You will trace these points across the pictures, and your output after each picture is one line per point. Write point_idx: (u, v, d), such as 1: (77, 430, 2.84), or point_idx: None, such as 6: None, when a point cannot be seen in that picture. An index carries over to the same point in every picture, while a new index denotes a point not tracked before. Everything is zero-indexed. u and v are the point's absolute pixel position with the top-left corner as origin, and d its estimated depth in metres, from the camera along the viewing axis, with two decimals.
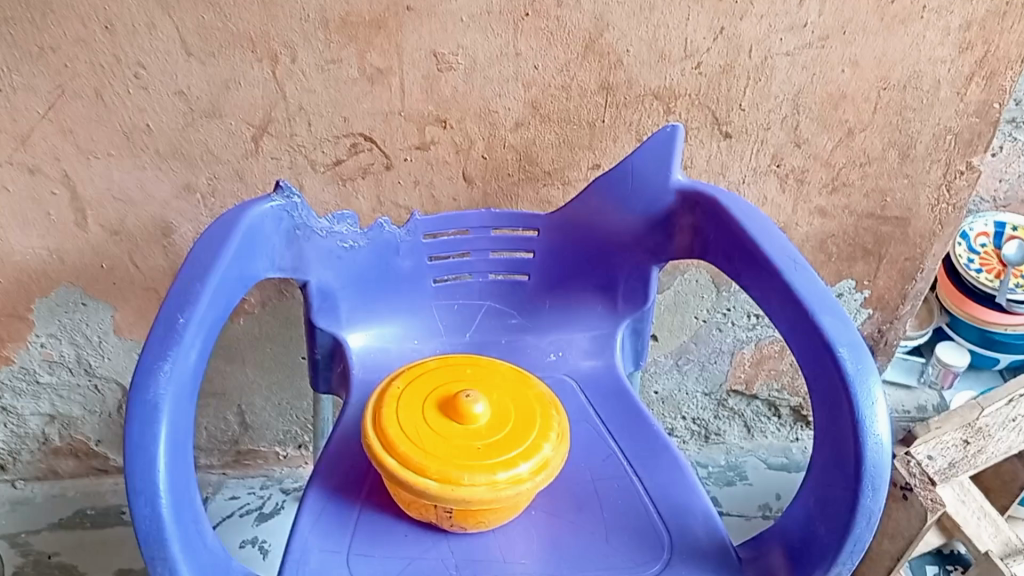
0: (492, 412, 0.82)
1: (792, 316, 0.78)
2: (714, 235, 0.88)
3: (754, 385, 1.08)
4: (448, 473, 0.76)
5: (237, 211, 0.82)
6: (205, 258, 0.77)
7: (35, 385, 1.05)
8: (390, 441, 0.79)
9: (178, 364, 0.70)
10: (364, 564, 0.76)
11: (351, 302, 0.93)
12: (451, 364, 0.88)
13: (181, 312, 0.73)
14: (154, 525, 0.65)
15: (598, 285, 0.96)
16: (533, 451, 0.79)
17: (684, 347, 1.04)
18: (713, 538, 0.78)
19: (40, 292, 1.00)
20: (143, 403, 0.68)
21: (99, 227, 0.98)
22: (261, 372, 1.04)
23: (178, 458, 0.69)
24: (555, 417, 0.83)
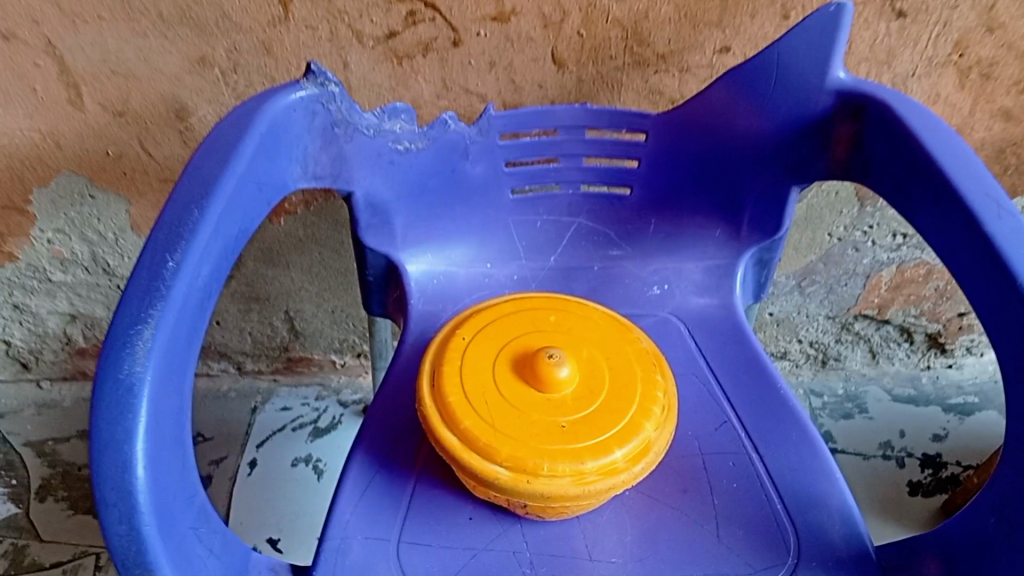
0: (581, 376, 0.61)
1: (988, 281, 0.55)
2: (884, 151, 0.66)
3: (887, 310, 0.97)
4: (523, 458, 0.56)
5: (253, 104, 0.61)
6: (207, 167, 0.56)
7: (48, 283, 0.93)
8: (451, 409, 0.59)
9: (168, 320, 0.47)
10: (418, 556, 0.56)
11: (407, 217, 0.74)
12: (530, 309, 0.67)
13: (171, 248, 0.50)
14: (134, 548, 0.42)
15: (717, 204, 0.76)
16: (633, 433, 0.57)
17: (812, 268, 0.93)
18: (852, 543, 0.57)
19: (38, 181, 0.84)
20: (115, 378, 0.44)
21: (99, 106, 0.79)
22: (309, 278, 0.91)
23: (165, 452, 0.46)
24: (662, 384, 0.62)
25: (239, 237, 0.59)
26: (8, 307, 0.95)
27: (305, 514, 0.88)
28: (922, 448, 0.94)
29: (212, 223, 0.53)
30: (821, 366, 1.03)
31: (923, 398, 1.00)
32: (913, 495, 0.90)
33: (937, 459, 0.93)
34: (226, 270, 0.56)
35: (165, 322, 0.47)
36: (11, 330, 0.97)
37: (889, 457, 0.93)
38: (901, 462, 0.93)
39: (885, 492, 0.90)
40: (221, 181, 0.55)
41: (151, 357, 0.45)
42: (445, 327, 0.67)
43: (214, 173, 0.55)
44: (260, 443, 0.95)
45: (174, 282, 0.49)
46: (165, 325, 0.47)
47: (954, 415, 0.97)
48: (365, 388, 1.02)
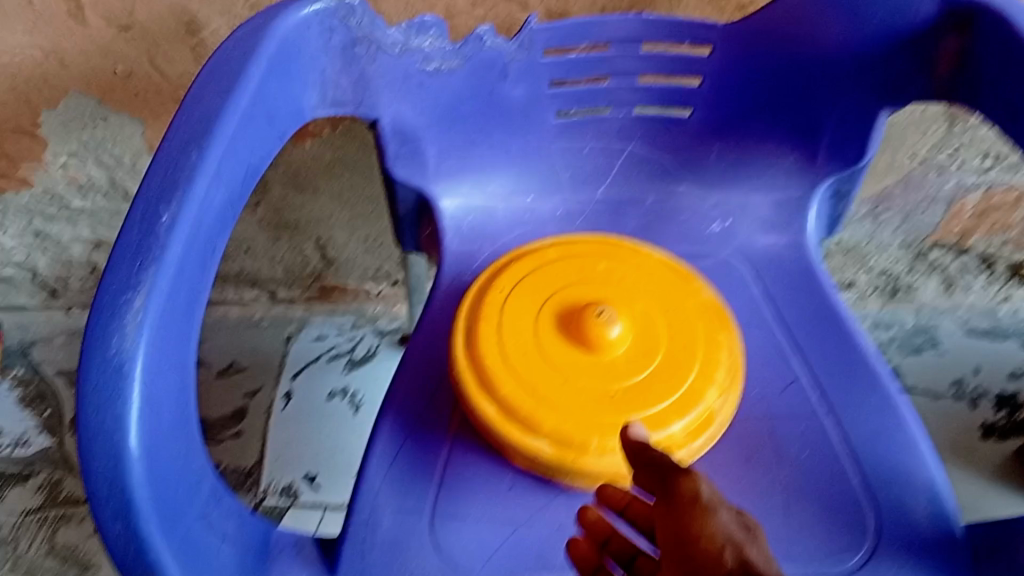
0: (635, 337, 0.55)
1: None
2: (997, 70, 0.55)
3: (970, 238, 0.89)
4: (570, 433, 0.51)
5: (258, 24, 0.53)
6: (207, 102, 0.49)
7: (68, 210, 0.89)
8: (489, 376, 0.53)
9: (162, 286, 0.43)
10: (454, 531, 0.53)
11: (439, 145, 0.66)
12: (576, 254, 0.60)
13: (165, 200, 0.45)
14: (134, 549, 0.39)
15: (792, 128, 0.66)
16: (693, 404, 0.52)
17: (888, 192, 0.84)
18: (939, 525, 0.52)
19: (45, 103, 0.78)
20: (103, 357, 0.40)
21: (103, 20, 0.72)
22: (340, 205, 0.86)
23: (166, 434, 0.42)
24: (727, 343, 0.56)
25: (249, 179, 0.53)
26: (29, 235, 0.92)
27: (345, 450, 0.86)
28: (998, 387, 0.88)
29: (212, 168, 0.47)
30: (890, 296, 0.95)
31: (1000, 331, 0.93)
32: (986, 439, 0.84)
33: (1014, 399, 0.87)
34: (234, 220, 0.51)
35: (159, 289, 0.42)
36: (34, 258, 0.95)
37: (962, 397, 0.87)
38: (974, 403, 0.87)
39: (956, 435, 0.85)
40: (222, 117, 0.49)
41: (143, 332, 0.41)
42: (480, 274, 0.60)
43: (213, 109, 0.49)
44: (295, 374, 0.92)
45: (168, 242, 0.44)
46: (158, 293, 0.42)
47: None
48: (401, 317, 0.98)
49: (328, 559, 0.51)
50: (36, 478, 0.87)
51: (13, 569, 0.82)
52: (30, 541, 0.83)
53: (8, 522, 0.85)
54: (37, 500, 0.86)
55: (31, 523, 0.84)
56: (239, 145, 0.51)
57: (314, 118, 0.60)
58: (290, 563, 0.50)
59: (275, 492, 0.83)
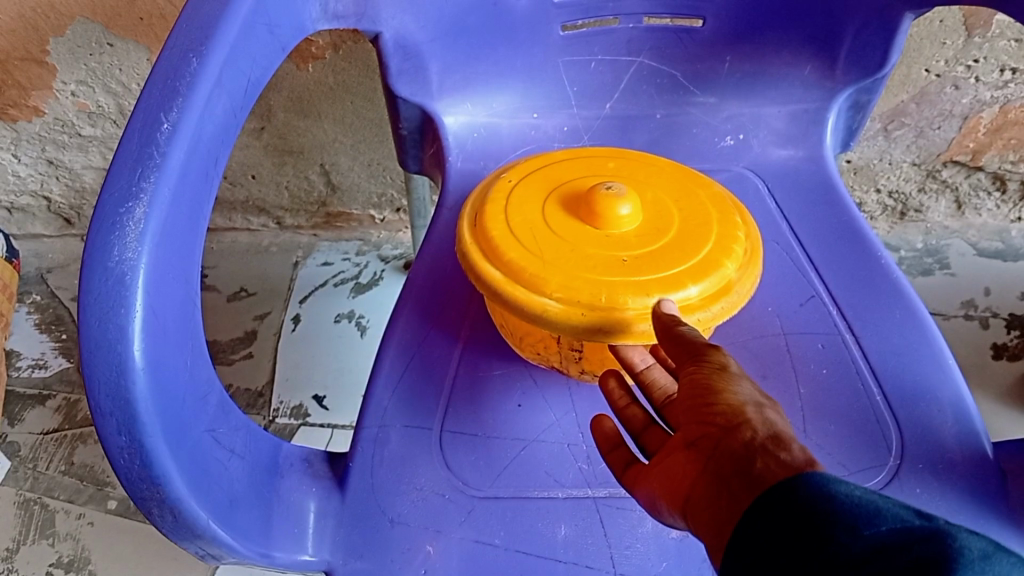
0: (647, 215, 0.50)
1: None
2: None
3: (982, 157, 0.87)
4: (578, 288, 0.46)
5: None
6: (207, 11, 0.46)
7: (78, 138, 0.90)
8: (493, 243, 0.49)
9: (164, 195, 0.40)
10: (463, 449, 0.53)
11: (444, 60, 0.64)
12: (586, 158, 0.57)
13: (165, 109, 0.42)
14: (139, 463, 0.37)
15: (807, 36, 0.64)
16: (711, 269, 0.47)
17: (902, 109, 0.83)
18: (966, 442, 0.48)
19: (51, 31, 0.78)
20: (103, 267, 0.37)
21: None
22: (342, 130, 0.87)
23: (169, 349, 0.40)
24: (745, 226, 0.51)
25: (249, 93, 0.51)
26: (43, 163, 0.93)
27: (354, 372, 0.87)
28: (1010, 308, 0.86)
29: (212, 78, 0.44)
30: (899, 218, 0.95)
31: (1013, 253, 0.91)
32: (997, 359, 0.82)
33: None
34: (235, 134, 0.48)
35: (160, 199, 0.39)
36: (49, 186, 0.96)
37: (972, 318, 0.85)
38: (985, 324, 0.85)
39: (963, 354, 0.83)
40: (222, 26, 0.46)
41: (145, 242, 0.38)
42: (488, 178, 0.57)
43: (213, 19, 0.46)
44: (303, 299, 0.94)
45: (168, 151, 0.41)
46: (160, 202, 0.39)
47: None
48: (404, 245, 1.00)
49: (336, 474, 0.53)
50: (54, 399, 0.90)
51: (31, 488, 0.84)
52: (49, 460, 0.86)
53: (27, 441, 0.87)
54: (55, 421, 0.89)
55: (49, 442, 0.87)
56: (240, 54, 0.48)
57: (316, 32, 0.57)
58: (301, 477, 0.51)
59: (285, 412, 0.84)
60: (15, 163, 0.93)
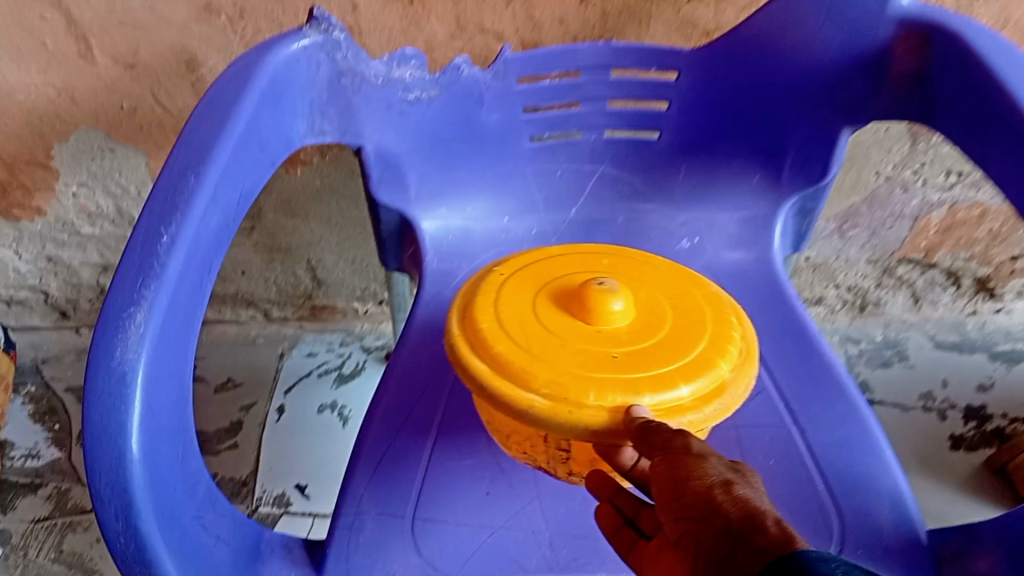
0: (639, 313, 0.48)
1: None
2: (954, 89, 0.58)
3: (935, 254, 0.92)
4: (566, 385, 0.43)
5: (251, 58, 0.54)
6: (203, 131, 0.49)
7: (77, 237, 0.95)
8: (482, 335, 0.46)
9: (163, 301, 0.43)
10: (434, 537, 0.55)
11: (421, 168, 0.68)
12: (580, 252, 0.55)
13: (165, 222, 0.45)
14: (134, 547, 0.39)
15: (754, 148, 0.70)
16: (703, 369, 0.44)
17: (854, 210, 0.88)
18: (904, 531, 0.51)
19: (57, 137, 0.84)
20: (106, 367, 0.40)
21: (110, 59, 0.77)
22: (328, 228, 0.92)
23: (164, 441, 0.42)
24: (739, 326, 0.49)
25: (242, 204, 0.54)
26: (43, 260, 0.98)
27: (335, 461, 0.90)
28: (966, 399, 0.89)
29: (212, 191, 0.48)
30: (859, 312, 0.99)
31: (968, 344, 0.95)
32: (955, 449, 0.84)
33: (982, 412, 0.87)
34: (228, 242, 0.52)
35: (160, 304, 0.42)
36: (47, 281, 1.00)
37: (930, 409, 0.88)
38: (942, 415, 0.87)
39: (925, 444, 0.85)
40: (219, 144, 0.49)
41: (145, 344, 0.41)
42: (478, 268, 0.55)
43: (210, 138, 0.49)
44: (287, 390, 0.97)
45: (169, 260, 0.44)
46: (159, 307, 0.42)
47: (1002, 364, 0.92)
48: (387, 335, 1.05)
49: (315, 561, 0.54)
50: (45, 487, 0.90)
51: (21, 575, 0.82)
52: (39, 547, 0.84)
53: (19, 528, 0.86)
54: (46, 509, 0.88)
55: (39, 530, 0.86)
56: (238, 170, 0.52)
57: (303, 146, 0.61)
58: (280, 564, 0.53)
59: (268, 500, 0.85)
60: (16, 260, 0.98)
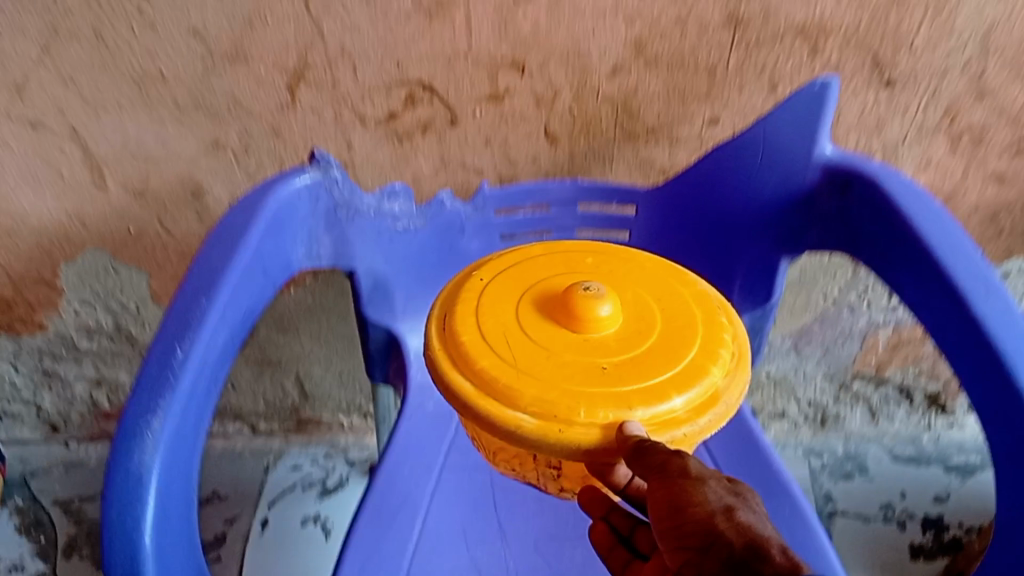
0: (626, 318, 0.52)
1: (979, 366, 0.58)
2: (871, 231, 0.67)
3: (886, 369, 0.97)
4: (554, 403, 0.46)
5: (260, 191, 0.61)
6: (214, 259, 0.55)
7: (75, 351, 0.98)
8: (466, 351, 0.50)
9: (175, 411, 0.48)
10: None
11: (406, 290, 0.74)
12: (563, 253, 0.59)
13: (180, 339, 0.50)
14: None
15: (709, 274, 0.76)
16: (694, 377, 0.48)
17: (807, 328, 0.93)
18: None
19: (65, 258, 0.89)
20: (125, 469, 0.46)
21: (121, 188, 0.83)
22: (318, 343, 0.97)
23: (173, 536, 0.47)
24: (728, 328, 0.53)
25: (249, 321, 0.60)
26: (39, 373, 1.01)
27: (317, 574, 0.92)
28: (924, 509, 0.94)
29: (222, 310, 0.53)
30: (820, 427, 1.03)
31: (924, 458, 1.00)
32: (914, 559, 0.90)
33: (939, 521, 0.93)
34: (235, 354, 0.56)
35: (173, 412, 0.48)
36: (41, 394, 1.03)
37: (890, 519, 0.93)
38: (902, 525, 0.93)
39: (885, 556, 0.90)
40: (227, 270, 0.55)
41: (159, 448, 0.46)
42: (459, 271, 0.58)
43: (220, 265, 0.55)
44: (271, 502, 0.99)
45: (181, 373, 0.49)
46: (172, 415, 0.48)
47: (957, 476, 0.98)
48: (370, 447, 1.07)
49: None
50: None
51: None
52: None
53: None
54: None
55: None
56: (247, 289, 0.58)
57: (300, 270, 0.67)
58: None
59: None
60: (14, 372, 1.01)
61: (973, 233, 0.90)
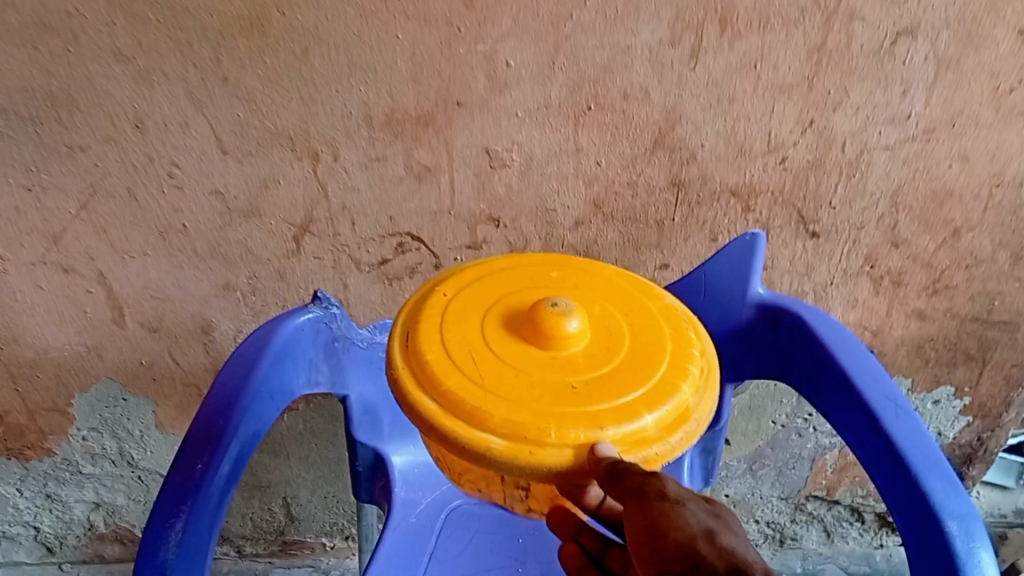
0: (593, 337, 0.56)
1: (891, 472, 0.68)
2: (800, 357, 0.77)
3: (836, 491, 1.06)
4: (523, 423, 0.50)
5: (270, 326, 0.70)
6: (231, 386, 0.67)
7: (78, 475, 1.05)
8: (432, 373, 0.53)
9: (195, 516, 0.60)
10: None
11: (393, 413, 0.83)
12: (529, 269, 0.64)
13: (200, 454, 0.62)
14: None
15: None
16: (662, 395, 0.52)
17: (760, 452, 1.01)
18: None
19: (80, 387, 0.97)
20: (151, 564, 0.57)
21: (137, 324, 0.93)
22: (305, 467, 1.03)
23: None
24: (697, 346, 0.58)
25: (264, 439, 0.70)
26: (41, 497, 1.07)
27: None
28: None
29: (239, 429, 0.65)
30: (779, 544, 1.11)
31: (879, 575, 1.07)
32: None
33: None
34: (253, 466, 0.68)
35: (192, 517, 0.60)
36: (41, 517, 1.09)
37: None
38: None
39: None
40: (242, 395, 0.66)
41: (179, 545, 0.58)
42: (423, 288, 0.63)
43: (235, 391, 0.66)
44: None
45: (201, 483, 0.61)
46: (192, 518, 0.60)
47: None
48: (352, 570, 1.14)
49: None
50: None
51: None
52: None
53: None
54: None
55: None
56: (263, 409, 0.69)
57: (300, 394, 0.74)
58: None
59: None
60: (16, 495, 1.07)
61: (903, 363, 1.04)
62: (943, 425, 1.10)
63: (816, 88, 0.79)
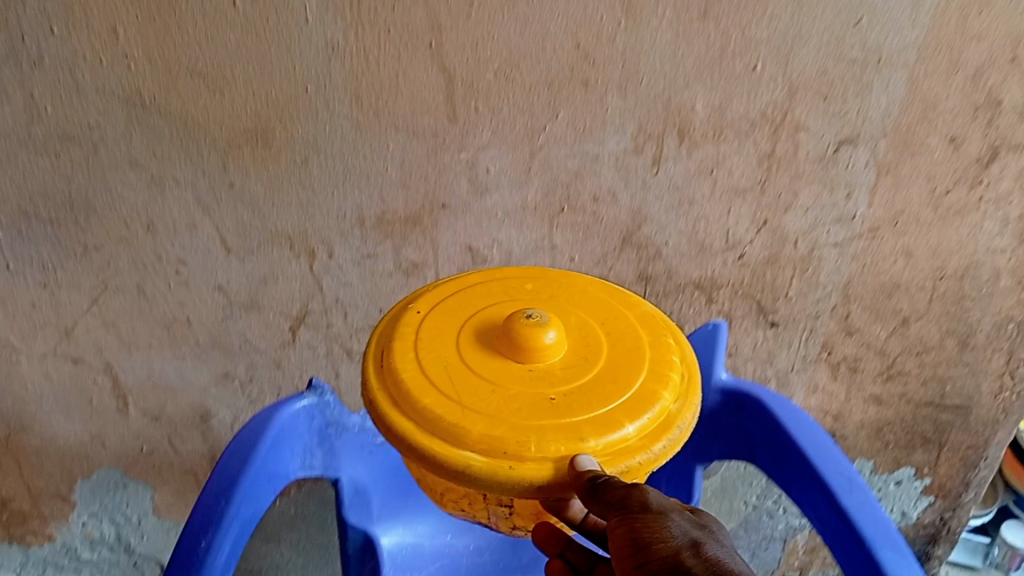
0: (568, 351, 0.61)
1: (847, 543, 0.72)
2: (762, 438, 0.83)
3: (808, 570, 1.10)
4: (501, 440, 0.55)
5: (268, 413, 0.76)
6: (231, 468, 0.71)
7: (75, 560, 1.09)
8: (409, 392, 0.58)
9: None
10: None
11: (382, 495, 0.88)
12: (504, 285, 0.70)
13: (204, 533, 0.67)
14: None
15: None
16: (640, 405, 0.57)
17: (733, 533, 1.05)
18: None
19: (82, 474, 1.02)
20: None
21: (140, 413, 0.98)
22: (295, 551, 1.06)
23: None
24: (676, 352, 0.64)
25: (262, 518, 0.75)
26: None
27: None
28: None
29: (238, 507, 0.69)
30: None
31: None
32: None
33: None
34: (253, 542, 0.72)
35: None
36: None
37: None
38: None
39: None
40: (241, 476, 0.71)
41: None
42: (398, 308, 0.68)
43: (235, 472, 0.71)
44: None
45: (206, 560, 0.65)
46: None
47: None
48: None
49: None
50: None
51: None
52: None
53: None
54: None
55: None
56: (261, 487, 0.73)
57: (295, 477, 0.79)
58: None
59: None
60: None
61: (864, 446, 1.10)
62: (906, 505, 1.16)
63: (767, 192, 0.88)
